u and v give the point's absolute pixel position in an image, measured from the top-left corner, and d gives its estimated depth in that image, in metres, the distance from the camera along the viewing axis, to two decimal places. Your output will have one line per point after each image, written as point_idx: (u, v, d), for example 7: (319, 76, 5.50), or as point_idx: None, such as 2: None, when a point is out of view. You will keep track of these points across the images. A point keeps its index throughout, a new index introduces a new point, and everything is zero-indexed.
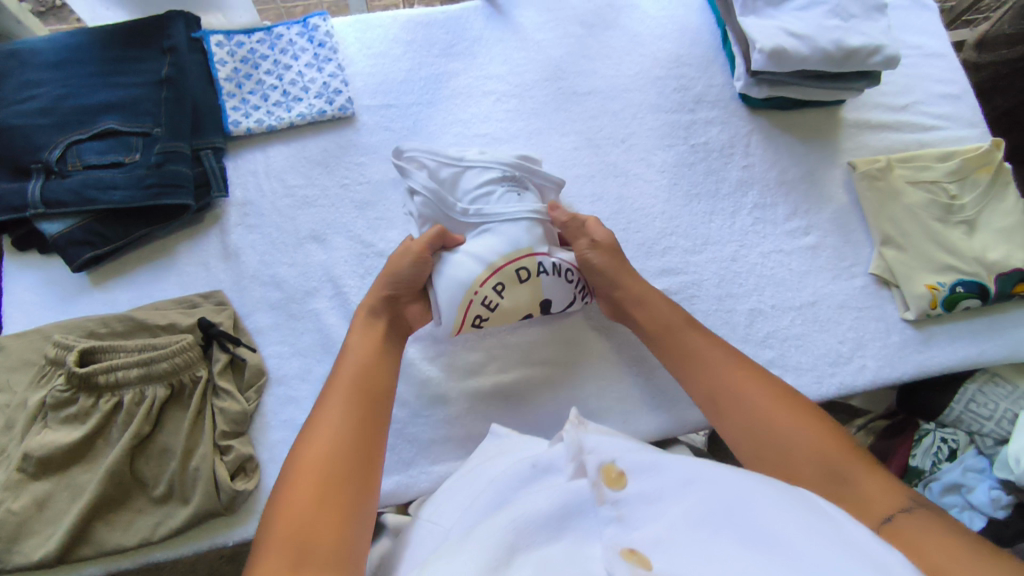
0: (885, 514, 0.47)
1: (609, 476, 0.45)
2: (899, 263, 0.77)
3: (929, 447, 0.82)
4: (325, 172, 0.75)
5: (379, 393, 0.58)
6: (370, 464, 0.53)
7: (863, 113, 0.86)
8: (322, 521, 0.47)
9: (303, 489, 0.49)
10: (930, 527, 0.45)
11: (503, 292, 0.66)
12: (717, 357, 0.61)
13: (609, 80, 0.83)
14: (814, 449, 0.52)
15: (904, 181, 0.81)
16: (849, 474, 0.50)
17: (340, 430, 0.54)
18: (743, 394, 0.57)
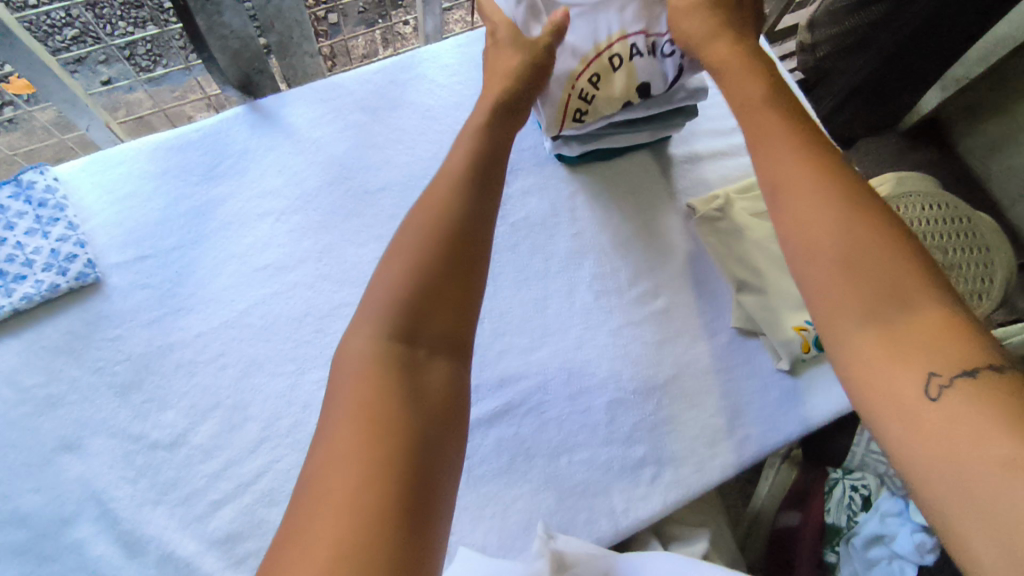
0: (948, 371, 0.39)
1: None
2: (760, 309, 0.69)
3: (841, 499, 0.76)
4: (70, 360, 0.61)
5: (472, 237, 0.51)
6: (459, 314, 0.49)
7: (692, 144, 0.77)
8: (410, 328, 0.47)
9: (402, 290, 0.48)
10: (995, 397, 0.37)
11: (599, 84, 0.64)
12: (819, 182, 0.48)
13: (404, 168, 0.72)
14: (902, 279, 0.43)
15: (749, 214, 0.73)
16: (917, 301, 0.42)
17: (411, 276, 0.48)
18: (809, 173, 0.49)
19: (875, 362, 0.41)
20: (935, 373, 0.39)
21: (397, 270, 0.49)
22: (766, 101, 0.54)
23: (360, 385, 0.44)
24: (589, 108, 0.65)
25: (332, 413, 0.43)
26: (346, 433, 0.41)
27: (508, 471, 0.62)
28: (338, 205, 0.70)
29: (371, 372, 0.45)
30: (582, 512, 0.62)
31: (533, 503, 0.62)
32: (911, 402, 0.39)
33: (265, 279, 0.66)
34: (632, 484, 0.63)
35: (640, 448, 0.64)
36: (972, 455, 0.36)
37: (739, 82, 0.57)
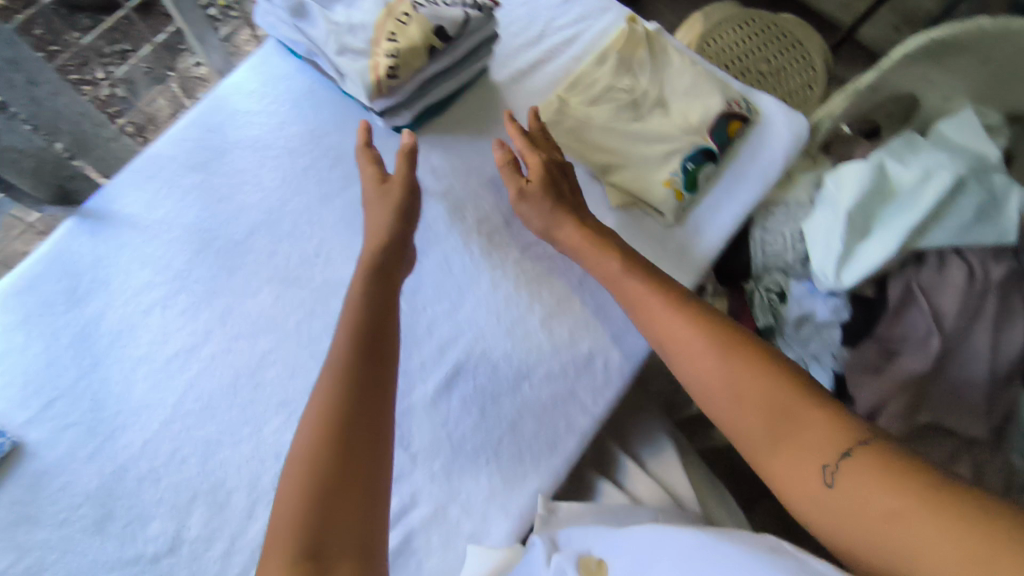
0: (835, 458, 0.47)
1: (591, 566, 0.55)
2: (629, 182, 0.75)
3: (763, 302, 0.87)
4: (32, 526, 0.60)
5: (366, 412, 0.52)
6: (371, 459, 0.51)
7: (511, 65, 0.81)
8: (335, 500, 0.47)
9: (314, 464, 0.48)
10: (888, 473, 0.44)
11: (398, 40, 0.65)
12: (687, 326, 0.60)
13: (260, 205, 0.73)
14: (803, 413, 0.51)
15: (585, 105, 0.77)
16: (808, 417, 0.51)
17: (315, 454, 0.49)
18: (709, 392, 0.56)
19: (787, 474, 0.50)
20: (827, 464, 0.47)
21: (303, 448, 0.49)
22: (676, 305, 0.62)
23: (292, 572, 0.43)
24: (399, 61, 0.64)
25: None
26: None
27: (483, 419, 0.67)
28: (215, 267, 0.70)
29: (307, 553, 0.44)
30: (558, 417, 0.67)
31: (517, 434, 0.66)
32: (821, 492, 0.47)
33: (181, 364, 0.67)
34: (590, 376, 0.69)
35: (584, 344, 0.70)
36: (889, 540, 0.41)
37: (571, 239, 0.68)
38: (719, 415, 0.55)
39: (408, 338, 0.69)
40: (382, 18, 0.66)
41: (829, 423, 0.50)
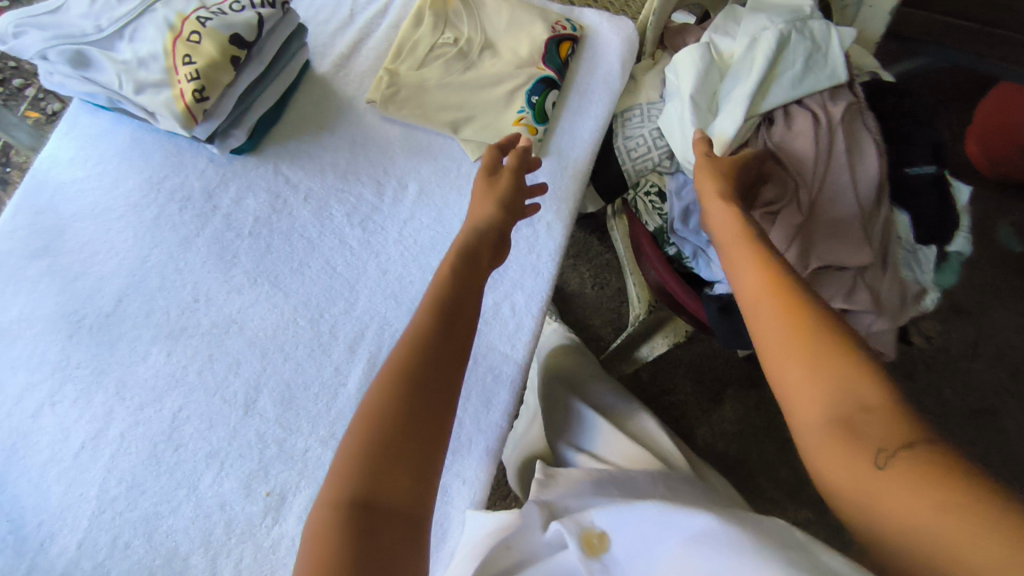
0: (895, 446, 0.41)
1: (591, 544, 0.53)
2: (481, 131, 0.76)
3: (646, 207, 0.89)
4: None
5: (435, 436, 0.50)
6: (411, 514, 0.47)
7: (331, 53, 0.79)
8: (381, 526, 0.45)
9: (365, 467, 0.47)
10: (942, 479, 0.38)
11: (194, 61, 0.64)
12: (777, 303, 0.52)
13: (121, 269, 0.70)
14: (832, 375, 0.46)
15: (415, 71, 0.77)
16: (869, 402, 0.44)
17: (382, 438, 0.48)
18: (765, 330, 0.52)
19: (826, 439, 0.44)
20: (884, 448, 0.41)
21: (369, 430, 0.48)
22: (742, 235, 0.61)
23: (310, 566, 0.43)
24: (203, 80, 0.63)
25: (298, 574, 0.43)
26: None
27: None
28: (93, 346, 0.67)
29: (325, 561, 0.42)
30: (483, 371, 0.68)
31: None
32: (865, 471, 0.41)
33: (91, 453, 0.64)
34: (503, 326, 0.70)
35: (486, 297, 0.71)
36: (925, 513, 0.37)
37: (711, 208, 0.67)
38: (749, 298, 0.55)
39: (316, 349, 0.69)
40: (172, 41, 0.64)
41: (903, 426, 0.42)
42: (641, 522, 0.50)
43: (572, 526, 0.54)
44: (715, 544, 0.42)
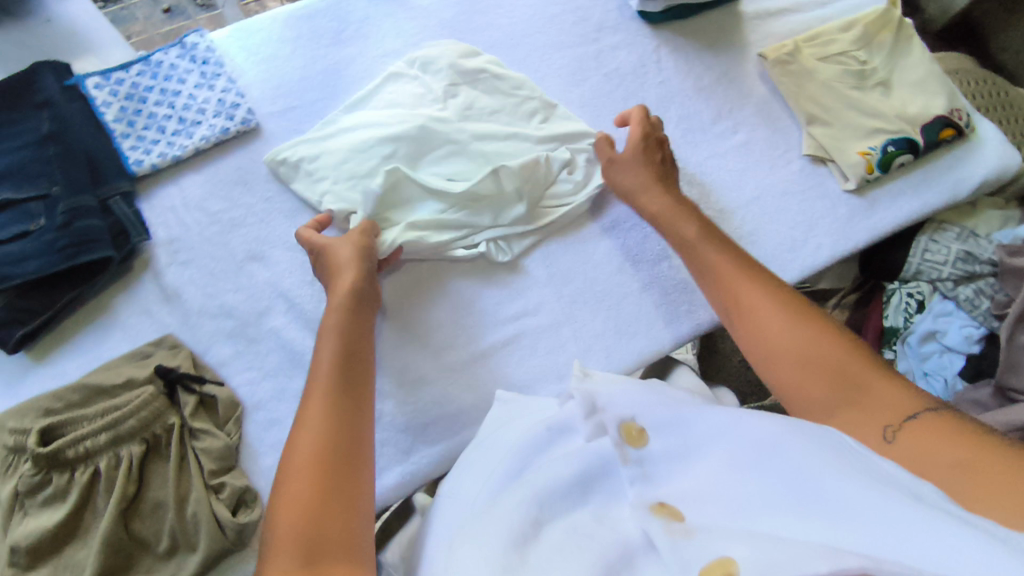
0: (898, 419, 0.46)
1: (630, 435, 0.48)
2: (828, 139, 0.79)
3: (898, 305, 0.84)
4: (245, 190, 0.72)
5: (363, 383, 0.56)
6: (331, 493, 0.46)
7: (761, 3, 0.86)
8: (320, 511, 0.45)
9: (298, 474, 0.47)
10: (943, 426, 0.44)
11: None
12: (759, 292, 0.58)
13: (507, 29, 0.82)
14: (809, 336, 0.53)
15: (815, 59, 0.82)
16: (864, 383, 0.49)
17: (317, 445, 0.49)
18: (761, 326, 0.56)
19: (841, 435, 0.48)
20: (890, 424, 0.46)
21: (317, 441, 0.49)
22: (655, 183, 0.70)
23: (313, 473, 0.47)
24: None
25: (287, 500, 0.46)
26: (305, 500, 0.45)
27: (619, 274, 0.73)
28: None
29: (340, 447, 0.50)
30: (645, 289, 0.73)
31: (641, 298, 0.72)
32: (876, 444, 0.46)
33: None
34: None
35: None
36: (946, 455, 0.42)
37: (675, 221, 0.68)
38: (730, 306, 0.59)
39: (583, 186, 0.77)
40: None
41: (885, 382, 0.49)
42: (696, 418, 0.48)
43: (611, 418, 0.49)
44: (803, 451, 0.42)
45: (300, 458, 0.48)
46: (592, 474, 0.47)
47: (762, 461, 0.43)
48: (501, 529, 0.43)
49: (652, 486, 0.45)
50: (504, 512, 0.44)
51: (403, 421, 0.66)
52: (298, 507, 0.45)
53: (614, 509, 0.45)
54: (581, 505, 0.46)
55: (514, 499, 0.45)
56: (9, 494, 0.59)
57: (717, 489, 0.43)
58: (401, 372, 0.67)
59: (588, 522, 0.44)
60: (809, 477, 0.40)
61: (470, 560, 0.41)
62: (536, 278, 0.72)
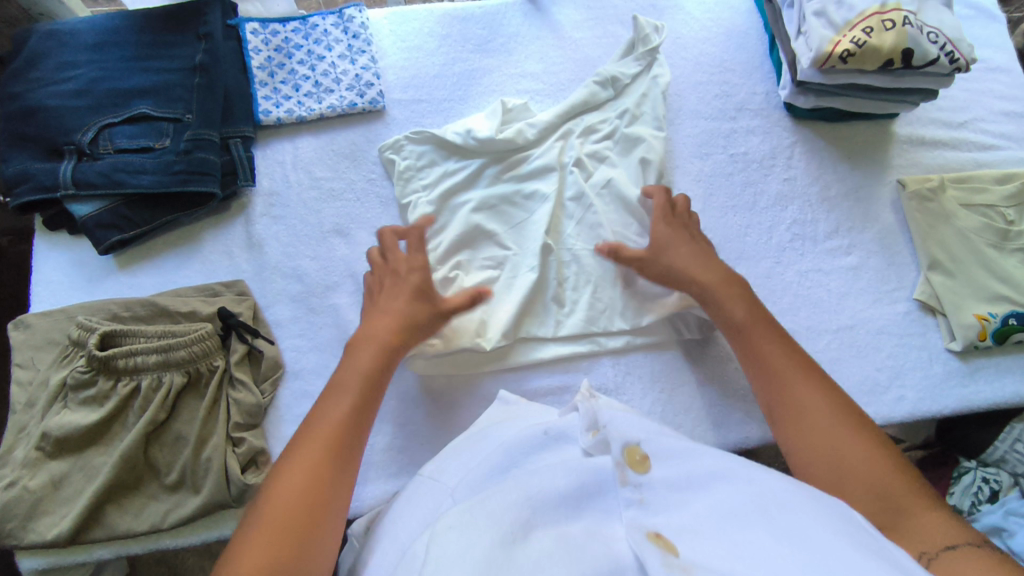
0: (937, 547, 0.43)
1: (632, 459, 0.45)
2: (946, 290, 0.72)
3: (968, 486, 0.75)
4: (352, 166, 0.74)
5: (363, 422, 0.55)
6: (337, 468, 0.50)
7: (917, 128, 0.81)
8: (320, 485, 0.49)
9: (311, 448, 0.51)
10: (980, 560, 0.41)
11: (871, 34, 0.68)
12: (812, 383, 0.55)
13: None
14: (871, 457, 0.49)
15: (958, 203, 0.76)
16: (913, 509, 0.46)
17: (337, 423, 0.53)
18: (807, 398, 0.54)
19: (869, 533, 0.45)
20: (926, 550, 0.43)
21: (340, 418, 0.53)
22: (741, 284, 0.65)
23: (322, 456, 0.50)
24: (858, 51, 0.68)
25: (292, 474, 0.49)
26: (306, 474, 0.49)
27: (681, 359, 0.70)
28: None
29: (349, 442, 0.52)
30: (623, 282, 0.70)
31: (696, 392, 0.69)
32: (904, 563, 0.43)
33: None
34: None
35: None
36: None
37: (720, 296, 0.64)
38: (797, 396, 0.55)
39: None
40: (872, 11, 0.70)
41: (937, 514, 0.46)
42: (703, 456, 0.45)
43: (614, 437, 0.46)
44: (813, 516, 0.40)
45: (323, 432, 0.52)
46: (586, 488, 0.45)
47: (773, 517, 0.40)
48: (497, 518, 0.40)
49: (648, 514, 0.42)
50: (501, 501, 0.42)
51: (426, 435, 0.66)
52: (300, 482, 0.48)
53: (607, 528, 0.43)
54: (574, 519, 0.43)
55: (510, 492, 0.43)
56: (59, 382, 0.62)
57: (717, 528, 0.40)
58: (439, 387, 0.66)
59: (579, 534, 0.41)
60: (827, 554, 0.37)
61: (463, 529, 0.39)
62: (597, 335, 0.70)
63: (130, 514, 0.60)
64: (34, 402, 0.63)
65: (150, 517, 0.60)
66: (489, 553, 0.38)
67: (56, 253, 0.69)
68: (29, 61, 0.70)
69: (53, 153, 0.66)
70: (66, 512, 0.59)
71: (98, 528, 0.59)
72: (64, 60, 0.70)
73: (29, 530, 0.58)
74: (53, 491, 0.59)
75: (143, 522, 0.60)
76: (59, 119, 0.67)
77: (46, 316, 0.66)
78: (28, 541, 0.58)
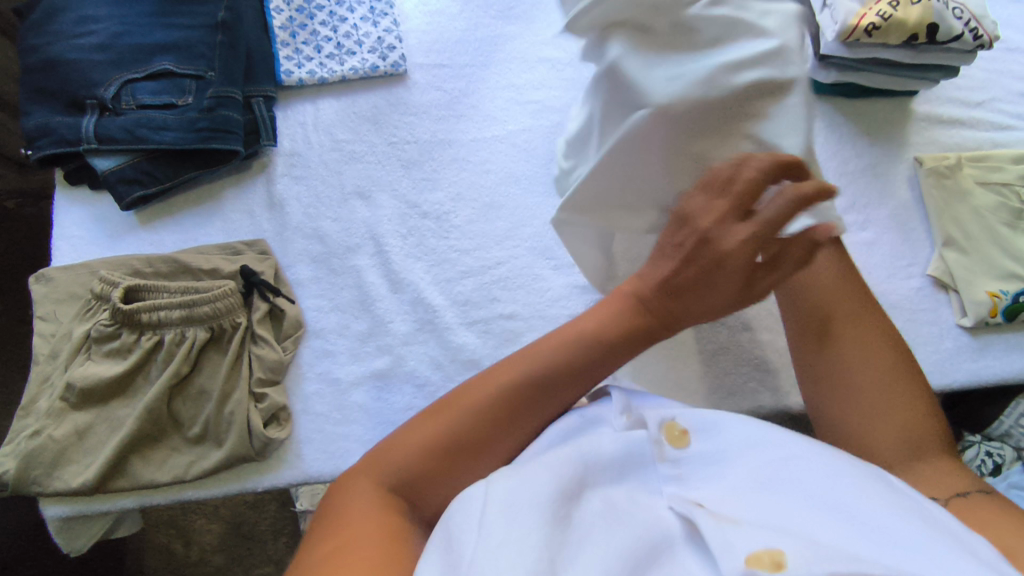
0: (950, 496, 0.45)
1: (671, 434, 0.46)
2: (960, 266, 0.73)
3: (972, 459, 0.77)
4: (373, 129, 0.74)
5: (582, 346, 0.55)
6: (454, 457, 0.46)
7: (936, 107, 0.81)
8: (429, 462, 0.46)
9: (433, 426, 0.47)
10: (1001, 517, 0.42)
11: (896, 7, 0.68)
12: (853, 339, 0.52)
13: None
14: (903, 410, 0.49)
15: (974, 182, 0.76)
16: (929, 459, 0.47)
17: (476, 417, 0.47)
18: (843, 360, 0.52)
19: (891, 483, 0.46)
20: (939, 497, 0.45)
21: (481, 408, 0.48)
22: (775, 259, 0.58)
23: (447, 439, 0.47)
24: (884, 25, 0.68)
25: (414, 443, 0.47)
26: (419, 452, 0.46)
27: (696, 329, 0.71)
28: None
29: (477, 437, 0.47)
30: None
31: (711, 361, 0.70)
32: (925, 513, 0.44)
33: (533, 111, 0.76)
34: None
35: None
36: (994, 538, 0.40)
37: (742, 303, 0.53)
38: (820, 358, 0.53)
39: None
40: None
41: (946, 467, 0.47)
42: (736, 427, 0.45)
43: (651, 414, 0.47)
44: (850, 484, 0.40)
45: (456, 416, 0.47)
46: (627, 460, 0.44)
47: (807, 488, 0.40)
48: (544, 481, 0.40)
49: (687, 488, 0.43)
50: (550, 465, 0.41)
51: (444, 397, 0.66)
52: (418, 450, 0.46)
53: (647, 497, 0.42)
54: (617, 485, 0.43)
55: (558, 454, 0.43)
56: (82, 334, 0.62)
57: (756, 498, 0.41)
58: (457, 350, 0.67)
59: (621, 497, 0.42)
60: (867, 525, 0.38)
61: (520, 486, 0.39)
62: None
63: (153, 465, 0.61)
64: (57, 353, 0.63)
65: (172, 468, 0.61)
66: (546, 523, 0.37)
67: (77, 208, 0.69)
68: (49, 14, 0.69)
69: (75, 107, 0.66)
70: (90, 462, 0.60)
71: (122, 478, 0.60)
72: (84, 13, 0.69)
73: (54, 478, 0.59)
74: (78, 441, 0.60)
75: (167, 473, 0.61)
76: (80, 73, 0.66)
77: (68, 270, 0.66)
78: (53, 488, 0.59)
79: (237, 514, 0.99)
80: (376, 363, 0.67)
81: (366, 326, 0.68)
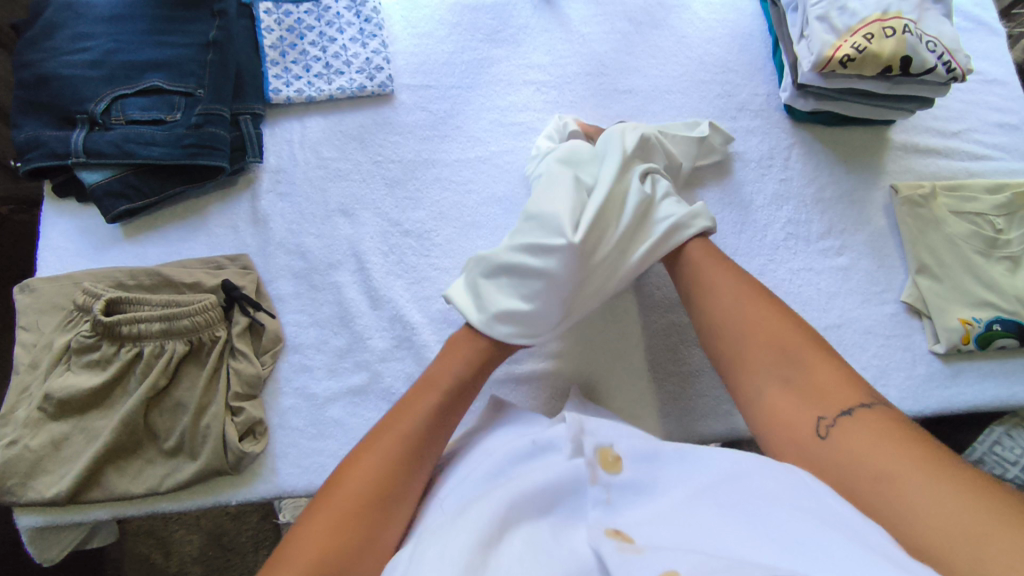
0: (835, 414, 0.48)
1: (605, 460, 0.46)
2: (933, 294, 0.74)
3: None
4: (359, 147, 0.76)
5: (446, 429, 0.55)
6: (370, 515, 0.47)
7: (912, 136, 0.83)
8: (352, 533, 0.45)
9: (338, 501, 0.47)
10: (879, 427, 0.45)
11: (871, 40, 0.70)
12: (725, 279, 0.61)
13: (652, 80, 0.82)
14: (783, 333, 0.54)
15: (948, 210, 0.77)
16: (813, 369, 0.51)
17: (381, 472, 0.49)
18: (721, 298, 0.60)
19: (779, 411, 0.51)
20: (824, 417, 0.48)
21: (387, 458, 0.50)
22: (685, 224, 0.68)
23: (358, 502, 0.47)
24: (858, 57, 0.70)
25: (324, 511, 0.47)
26: (333, 524, 0.46)
27: (672, 351, 0.72)
28: (591, 92, 0.81)
29: (387, 487, 0.49)
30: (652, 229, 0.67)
31: (685, 382, 0.70)
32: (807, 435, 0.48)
33: (517, 133, 0.78)
34: None
35: None
36: (872, 460, 0.43)
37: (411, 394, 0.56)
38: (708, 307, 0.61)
39: None
40: (874, 18, 0.71)
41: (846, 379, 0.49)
42: (676, 452, 0.47)
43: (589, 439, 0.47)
44: (773, 491, 0.41)
45: (357, 478, 0.49)
46: (558, 490, 0.46)
47: (730, 502, 0.41)
48: (472, 526, 0.41)
49: (613, 511, 0.44)
50: (481, 503, 0.43)
51: None
52: (330, 517, 0.46)
53: (572, 527, 0.44)
54: (545, 518, 0.45)
55: (490, 498, 0.44)
56: (63, 345, 0.63)
57: (676, 519, 0.42)
58: None
59: (545, 532, 0.43)
60: (780, 532, 0.38)
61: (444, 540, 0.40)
62: (591, 324, 0.72)
63: (128, 477, 0.61)
64: (37, 363, 0.64)
65: (147, 480, 0.62)
66: (468, 551, 0.39)
67: (63, 220, 0.70)
68: (45, 30, 0.71)
69: (65, 121, 0.68)
70: (65, 473, 0.60)
71: (97, 489, 0.61)
72: (79, 31, 0.71)
73: (28, 488, 0.59)
74: (53, 451, 0.61)
75: (141, 485, 0.61)
76: (72, 88, 0.68)
77: (52, 281, 0.67)
78: (27, 498, 0.59)
79: (217, 527, 0.99)
80: (354, 379, 0.67)
81: (345, 341, 0.69)
